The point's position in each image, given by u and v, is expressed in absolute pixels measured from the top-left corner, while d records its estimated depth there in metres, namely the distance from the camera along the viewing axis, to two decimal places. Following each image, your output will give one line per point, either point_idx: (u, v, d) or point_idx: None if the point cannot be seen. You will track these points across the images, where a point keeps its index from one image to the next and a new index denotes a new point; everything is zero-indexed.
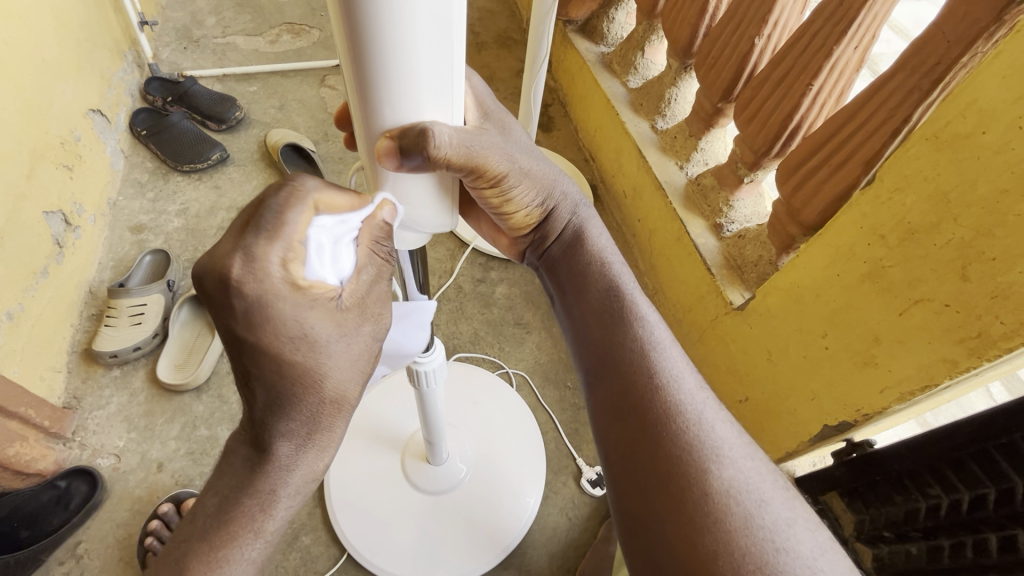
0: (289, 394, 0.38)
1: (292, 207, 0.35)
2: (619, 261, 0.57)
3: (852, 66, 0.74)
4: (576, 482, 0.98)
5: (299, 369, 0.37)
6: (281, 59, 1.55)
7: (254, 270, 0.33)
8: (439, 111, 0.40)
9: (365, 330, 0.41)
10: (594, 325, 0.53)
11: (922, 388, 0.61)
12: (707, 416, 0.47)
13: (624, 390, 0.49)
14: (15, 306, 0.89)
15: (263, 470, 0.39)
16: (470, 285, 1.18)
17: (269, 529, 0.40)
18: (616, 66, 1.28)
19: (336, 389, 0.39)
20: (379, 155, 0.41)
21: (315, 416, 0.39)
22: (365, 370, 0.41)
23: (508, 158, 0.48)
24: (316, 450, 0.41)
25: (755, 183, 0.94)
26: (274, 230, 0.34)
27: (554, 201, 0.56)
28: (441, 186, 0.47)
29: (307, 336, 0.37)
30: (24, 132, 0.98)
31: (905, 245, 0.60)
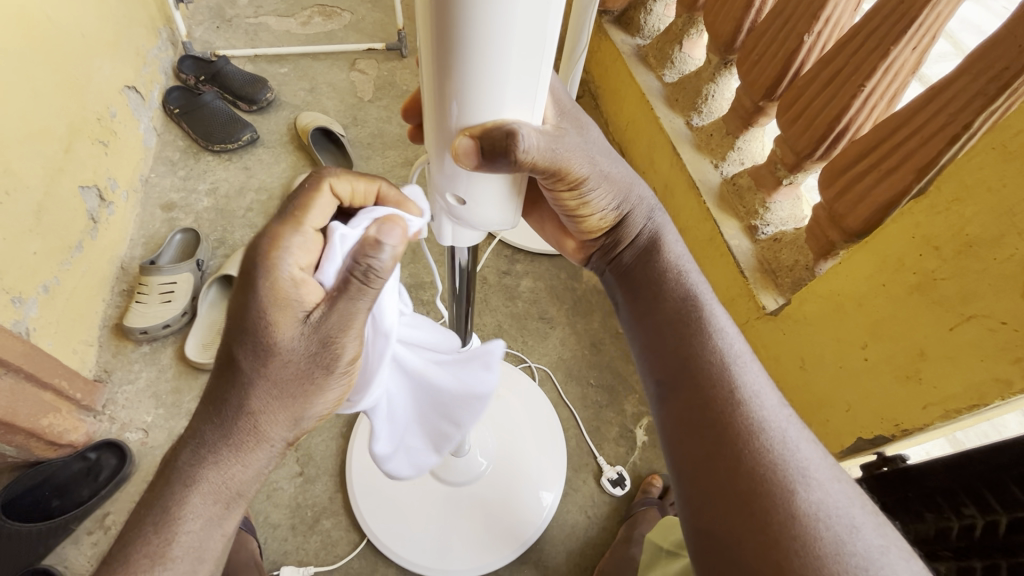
0: (219, 404, 0.42)
1: (309, 197, 0.43)
2: (695, 271, 0.57)
3: (909, 67, 0.71)
4: (596, 480, 0.98)
5: (240, 374, 0.41)
6: (312, 41, 1.54)
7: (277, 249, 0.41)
8: (521, 110, 0.39)
9: (321, 354, 0.42)
10: (670, 337, 0.53)
11: (969, 407, 0.60)
12: (791, 435, 0.46)
13: (702, 403, 0.48)
14: (51, 279, 0.91)
15: (170, 481, 0.43)
16: (495, 276, 1.17)
17: (168, 553, 0.42)
18: (652, 59, 1.25)
19: (260, 409, 0.42)
20: (457, 154, 0.39)
21: (231, 435, 0.43)
22: (306, 391, 0.43)
23: (589, 161, 0.48)
24: (219, 470, 0.43)
25: (793, 186, 0.91)
26: (293, 215, 0.42)
27: (630, 205, 0.55)
28: (513, 186, 0.46)
29: (268, 340, 0.41)
30: (61, 107, 0.98)
31: (962, 258, 0.58)
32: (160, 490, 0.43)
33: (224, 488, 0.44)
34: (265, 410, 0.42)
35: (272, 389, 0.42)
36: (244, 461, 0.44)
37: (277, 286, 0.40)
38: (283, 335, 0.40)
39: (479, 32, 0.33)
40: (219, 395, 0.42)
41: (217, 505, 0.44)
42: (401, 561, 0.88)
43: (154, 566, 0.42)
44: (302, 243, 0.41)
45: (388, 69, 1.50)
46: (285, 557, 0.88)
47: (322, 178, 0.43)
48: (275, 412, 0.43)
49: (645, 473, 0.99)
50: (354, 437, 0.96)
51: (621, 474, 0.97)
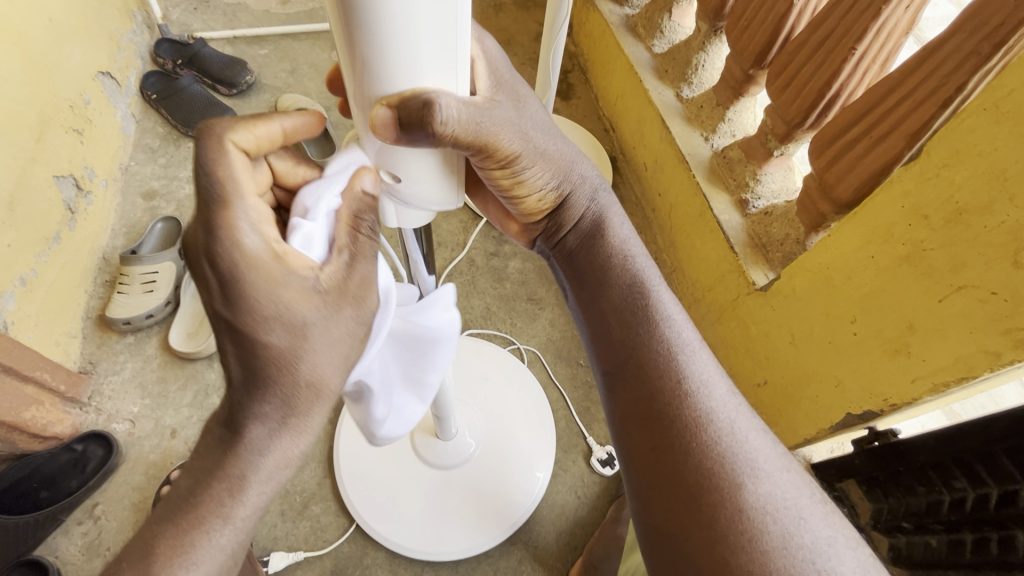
0: (270, 380, 0.39)
1: (220, 161, 0.37)
2: (642, 254, 0.54)
3: (903, 28, 0.67)
4: (586, 460, 0.97)
5: (276, 350, 0.38)
6: (292, 21, 1.50)
7: (223, 237, 0.36)
8: (445, 80, 0.37)
9: (346, 314, 0.41)
10: (616, 325, 0.51)
11: (957, 380, 0.58)
12: (740, 425, 0.45)
13: (649, 394, 0.47)
14: (28, 272, 0.90)
15: (235, 452, 0.39)
16: (483, 258, 1.15)
17: (238, 515, 0.40)
18: (642, 29, 1.20)
19: (312, 376, 0.40)
20: (375, 127, 0.37)
21: (291, 403, 0.40)
22: (347, 353, 0.41)
23: (521, 137, 0.46)
24: (289, 435, 0.41)
25: (785, 156, 0.88)
26: (221, 192, 0.37)
27: (571, 184, 0.53)
28: (446, 161, 0.44)
29: (284, 316, 0.38)
30: (30, 94, 0.96)
31: (951, 227, 0.56)
32: (221, 461, 0.39)
33: (295, 452, 0.41)
34: (318, 375, 0.40)
35: (314, 353, 0.39)
36: (308, 425, 0.41)
37: (254, 263, 0.37)
38: (302, 307, 0.38)
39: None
40: (265, 370, 0.39)
41: (288, 467, 0.41)
42: (391, 544, 0.88)
43: (223, 527, 0.39)
44: (262, 218, 0.38)
45: None
46: (275, 542, 0.89)
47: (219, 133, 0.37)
48: (325, 373, 0.40)
49: None
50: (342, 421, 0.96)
51: (611, 454, 0.96)
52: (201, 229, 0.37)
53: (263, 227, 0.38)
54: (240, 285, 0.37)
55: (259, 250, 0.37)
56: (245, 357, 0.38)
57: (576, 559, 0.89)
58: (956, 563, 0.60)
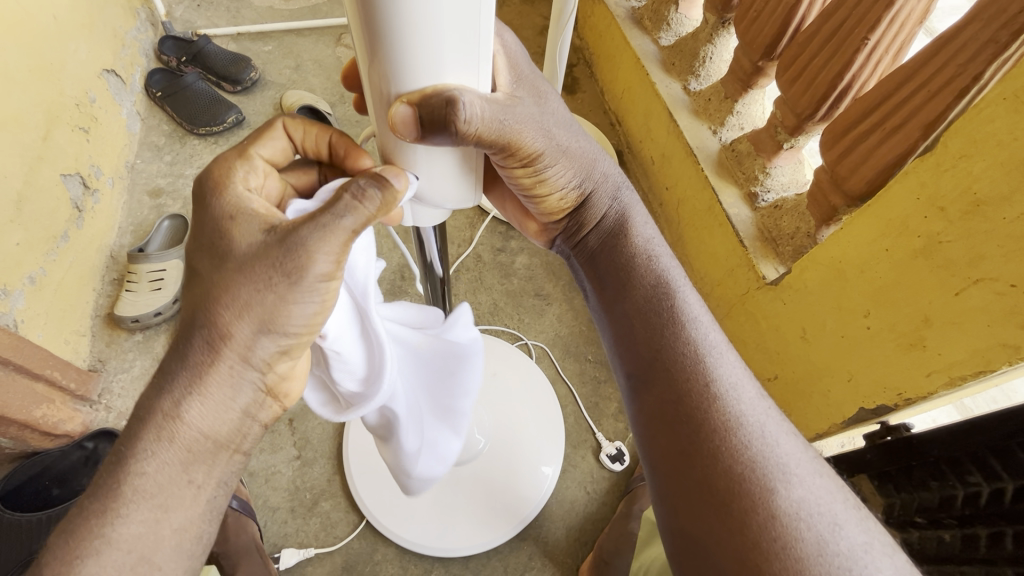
0: (188, 336, 0.40)
1: (266, 132, 0.44)
2: (667, 254, 0.54)
3: (916, 17, 0.66)
4: (594, 456, 0.97)
5: (194, 298, 0.40)
6: (295, 17, 1.49)
7: (211, 173, 0.42)
8: (464, 78, 0.37)
9: (270, 264, 0.39)
10: (641, 328, 0.50)
11: (975, 374, 0.57)
12: (771, 429, 0.44)
13: (676, 398, 0.46)
14: (37, 270, 0.90)
15: (143, 411, 0.40)
16: (490, 254, 1.15)
17: (134, 489, 0.39)
18: (648, 21, 1.19)
19: (221, 330, 0.39)
20: (396, 124, 0.37)
21: (197, 358, 0.40)
22: (253, 309, 0.39)
23: (544, 134, 0.45)
24: (188, 400, 0.40)
25: (795, 150, 0.87)
26: (245, 147, 0.43)
27: (593, 182, 0.53)
28: (464, 160, 0.44)
29: (216, 253, 0.39)
30: (36, 92, 0.96)
31: (969, 219, 0.55)
32: (133, 423, 0.41)
33: (185, 423, 0.40)
34: (225, 329, 0.39)
35: (224, 307, 0.39)
36: (210, 389, 0.40)
37: (215, 194, 0.40)
38: (235, 247, 0.39)
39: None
40: (187, 318, 0.40)
41: (179, 441, 0.40)
42: (401, 541, 0.88)
43: (119, 504, 0.39)
44: (249, 171, 0.42)
45: None
46: (286, 539, 0.89)
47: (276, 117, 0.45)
48: (236, 329, 0.40)
49: None
50: (350, 418, 0.96)
51: (620, 449, 0.96)
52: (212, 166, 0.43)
53: (240, 178, 0.41)
54: (198, 217, 0.41)
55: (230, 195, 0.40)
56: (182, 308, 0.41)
57: (586, 554, 0.89)
58: (972, 559, 0.61)
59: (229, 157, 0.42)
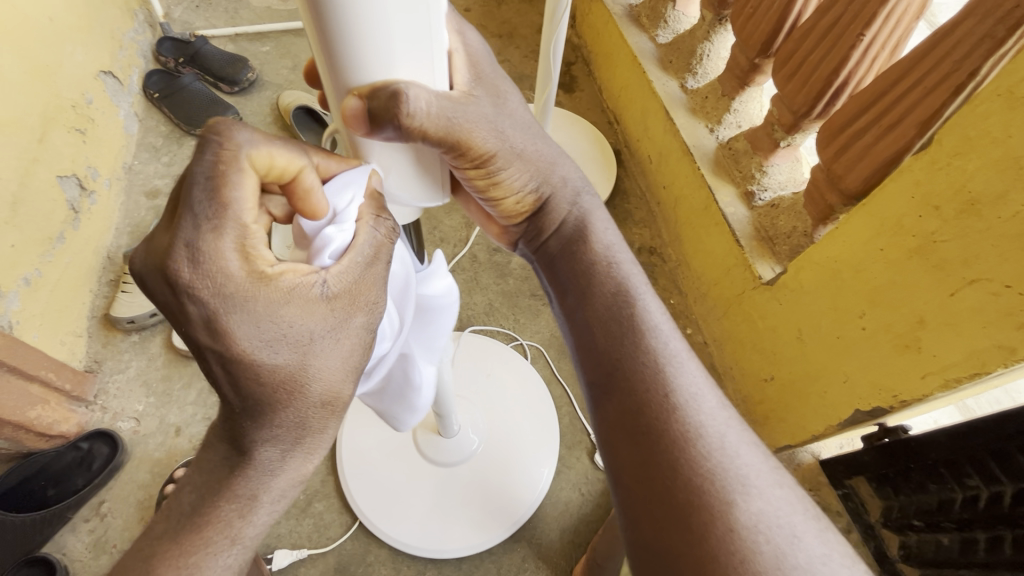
0: (273, 404, 0.38)
1: (226, 180, 0.35)
2: (628, 260, 0.53)
3: (913, 12, 0.65)
4: (590, 457, 0.97)
5: (281, 373, 0.38)
6: (293, 17, 1.49)
7: (206, 269, 0.35)
8: (417, 71, 0.36)
9: (356, 321, 0.40)
10: (600, 334, 0.49)
11: (970, 376, 0.56)
12: (731, 440, 0.44)
13: (636, 408, 0.45)
14: (32, 272, 0.90)
15: (245, 476, 0.40)
16: (486, 254, 1.14)
17: (246, 535, 0.41)
18: (645, 19, 1.18)
19: (322, 391, 0.39)
20: (346, 117, 0.37)
21: (302, 422, 0.40)
22: (357, 366, 0.42)
23: (496, 135, 0.45)
24: (302, 454, 0.41)
25: (793, 148, 0.86)
26: (215, 217, 0.35)
27: (550, 186, 0.53)
28: (422, 159, 0.44)
29: (290, 333, 0.37)
30: (34, 95, 0.96)
31: (964, 218, 0.54)
32: (230, 486, 0.39)
33: (308, 468, 0.42)
34: (332, 392, 0.40)
35: (321, 367, 0.39)
36: (320, 442, 0.41)
37: (237, 282, 0.36)
38: (313, 319, 0.38)
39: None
40: (268, 395, 0.38)
41: (299, 485, 0.42)
42: (395, 542, 0.88)
43: (232, 547, 0.40)
44: (252, 241, 0.37)
45: None
46: (279, 540, 0.89)
47: (237, 148, 0.36)
48: (335, 385, 0.40)
49: None
50: (344, 418, 0.95)
51: None
52: (184, 257, 0.35)
53: (252, 250, 0.37)
54: (220, 318, 0.36)
55: (244, 273, 0.36)
56: (242, 392, 0.38)
57: (580, 556, 0.89)
58: (971, 562, 0.61)
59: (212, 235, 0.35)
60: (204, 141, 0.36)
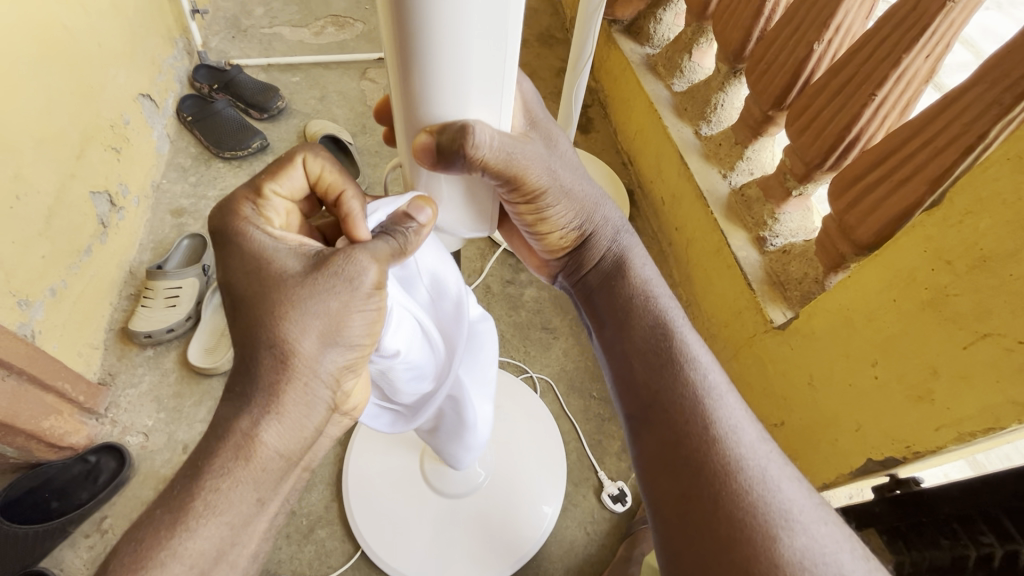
0: (249, 348, 0.42)
1: (281, 173, 0.49)
2: (666, 294, 0.54)
3: (921, 77, 0.68)
4: (596, 495, 0.96)
5: (257, 315, 0.42)
6: (323, 51, 1.57)
7: (232, 211, 0.46)
8: (485, 110, 0.40)
9: (336, 289, 0.43)
10: (640, 368, 0.51)
11: (984, 431, 0.57)
12: (772, 473, 0.44)
13: (675, 440, 0.46)
14: (58, 283, 0.92)
15: (212, 432, 0.41)
16: (499, 285, 1.16)
17: (199, 509, 0.39)
18: (661, 68, 1.23)
19: (286, 346, 0.42)
20: (415, 150, 0.40)
21: (264, 375, 0.42)
22: (326, 332, 0.43)
23: (548, 173, 0.48)
24: (260, 413, 0.41)
25: (804, 197, 0.89)
26: (262, 184, 0.48)
27: (593, 224, 0.55)
28: (470, 188, 0.50)
29: (268, 273, 0.43)
30: (77, 114, 1.01)
31: (976, 273, 0.55)
32: (202, 447, 0.41)
33: (258, 443, 0.41)
34: (292, 343, 0.42)
35: (290, 317, 0.42)
36: (282, 402, 0.42)
37: (243, 225, 0.45)
38: (288, 265, 0.44)
39: (459, 33, 0.33)
40: (246, 337, 0.42)
41: (254, 459, 0.41)
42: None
43: (183, 523, 0.39)
44: (270, 206, 0.48)
45: None
46: (279, 565, 0.88)
47: (300, 151, 0.49)
48: (298, 342, 0.42)
49: None
50: (352, 445, 0.95)
51: (622, 489, 0.95)
52: (222, 206, 0.47)
53: (266, 213, 0.48)
54: (223, 258, 0.45)
55: (253, 226, 0.45)
56: (234, 331, 0.43)
57: None
58: None
59: (244, 194, 0.47)
60: (286, 158, 0.49)
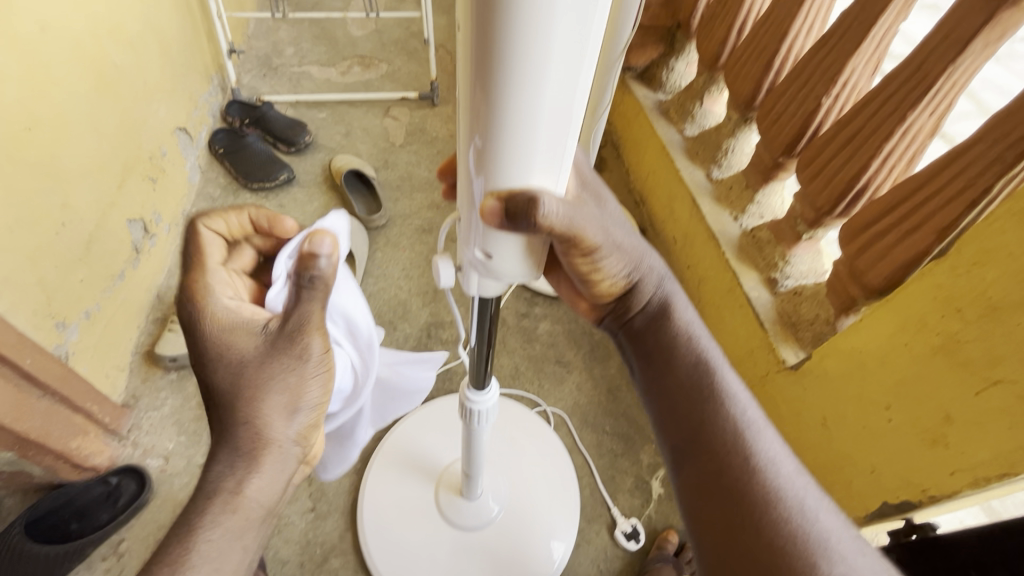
0: (228, 421, 0.50)
1: (197, 241, 0.56)
2: (706, 335, 0.57)
3: (926, 131, 0.72)
4: (609, 532, 0.96)
5: (234, 394, 0.50)
6: (349, 89, 1.64)
7: (196, 296, 0.53)
8: (546, 179, 0.42)
9: (297, 364, 0.51)
10: (683, 402, 0.54)
11: (999, 476, 0.58)
12: (811, 503, 0.46)
13: (718, 470, 0.49)
14: (93, 306, 0.95)
15: (200, 497, 0.48)
16: (514, 318, 1.19)
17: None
18: (674, 113, 1.29)
19: (263, 421, 0.50)
20: (483, 214, 0.43)
21: (240, 444, 0.49)
22: (289, 407, 0.51)
23: (603, 231, 0.48)
24: (243, 477, 0.49)
25: (814, 240, 0.92)
26: (196, 262, 0.55)
27: (641, 273, 0.55)
28: (529, 248, 0.48)
29: (236, 352, 0.51)
30: (121, 145, 1.06)
31: (985, 321, 0.57)
32: (188, 511, 0.48)
33: (243, 496, 0.48)
34: (267, 421, 0.50)
35: (264, 396, 0.50)
36: (259, 468, 0.49)
37: (218, 313, 0.52)
38: (244, 345, 0.51)
39: (536, 105, 0.37)
40: (224, 415, 0.50)
41: (239, 516, 0.48)
42: None
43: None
44: (228, 280, 0.56)
45: (420, 116, 1.58)
46: None
47: (196, 222, 0.56)
48: (265, 415, 0.50)
49: (659, 527, 0.97)
50: (367, 474, 0.96)
51: (635, 527, 0.95)
52: (185, 297, 0.53)
53: (220, 287, 0.54)
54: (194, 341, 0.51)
55: (226, 285, 0.56)
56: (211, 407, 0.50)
57: None
58: None
59: (199, 281, 0.54)
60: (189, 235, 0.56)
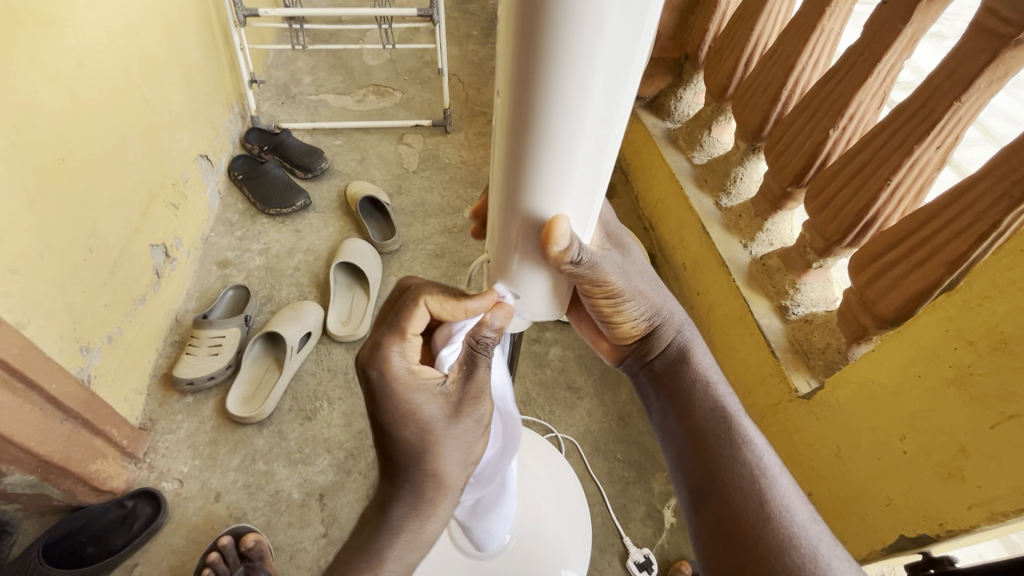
0: (408, 466, 0.50)
1: (410, 313, 0.50)
2: (723, 382, 0.59)
3: (934, 164, 0.74)
4: (621, 562, 0.95)
5: (411, 447, 0.49)
6: (364, 117, 1.69)
7: (382, 362, 0.48)
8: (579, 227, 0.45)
9: (466, 421, 0.52)
10: (698, 447, 0.55)
11: (1017, 511, 0.57)
12: (824, 551, 0.47)
13: (732, 515, 0.50)
14: (115, 330, 0.98)
15: (380, 531, 0.51)
16: (526, 343, 1.20)
17: None
18: (682, 142, 1.31)
19: (438, 468, 0.50)
20: (554, 231, 0.43)
21: (420, 491, 0.50)
22: (462, 459, 0.52)
23: (625, 275, 0.53)
24: (418, 518, 0.51)
25: (824, 268, 0.93)
26: (397, 326, 0.50)
27: (661, 317, 0.59)
28: (556, 287, 0.50)
29: (420, 419, 0.49)
30: (147, 173, 1.10)
31: (999, 355, 0.58)
32: (372, 539, 0.51)
33: (420, 536, 0.51)
34: (440, 468, 0.50)
35: (442, 451, 0.50)
36: (432, 509, 0.51)
37: (397, 376, 0.48)
38: (427, 408, 0.49)
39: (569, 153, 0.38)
40: (404, 462, 0.50)
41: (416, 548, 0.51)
42: None
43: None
44: (409, 347, 0.50)
45: (432, 143, 1.62)
46: None
47: (420, 296, 0.50)
48: (446, 465, 0.51)
49: (671, 557, 0.96)
50: None
51: (648, 557, 0.94)
52: (371, 344, 0.50)
53: (409, 354, 0.50)
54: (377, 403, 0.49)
55: (401, 366, 0.49)
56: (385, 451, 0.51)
57: None
58: None
59: (390, 339, 0.49)
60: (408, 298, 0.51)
